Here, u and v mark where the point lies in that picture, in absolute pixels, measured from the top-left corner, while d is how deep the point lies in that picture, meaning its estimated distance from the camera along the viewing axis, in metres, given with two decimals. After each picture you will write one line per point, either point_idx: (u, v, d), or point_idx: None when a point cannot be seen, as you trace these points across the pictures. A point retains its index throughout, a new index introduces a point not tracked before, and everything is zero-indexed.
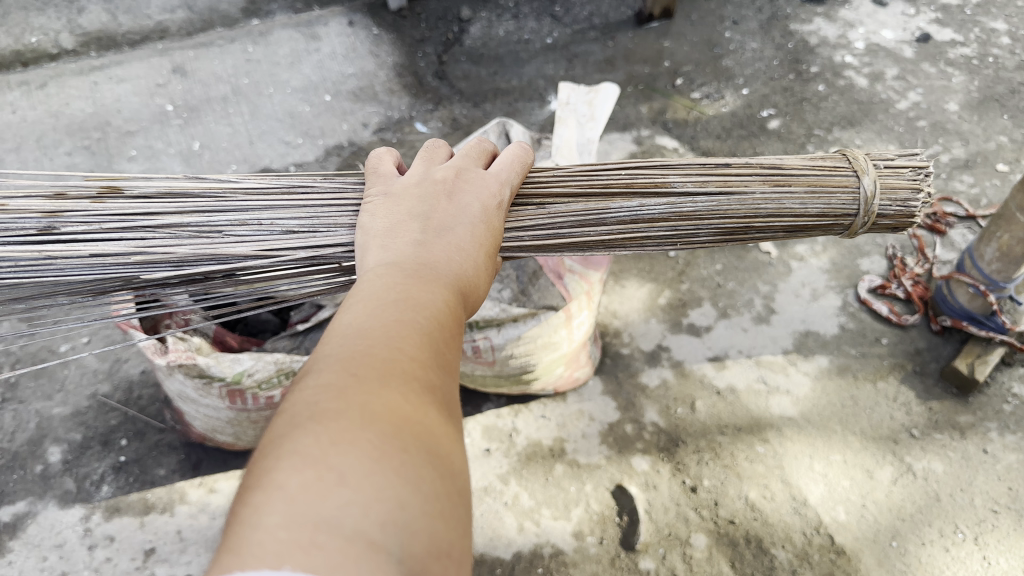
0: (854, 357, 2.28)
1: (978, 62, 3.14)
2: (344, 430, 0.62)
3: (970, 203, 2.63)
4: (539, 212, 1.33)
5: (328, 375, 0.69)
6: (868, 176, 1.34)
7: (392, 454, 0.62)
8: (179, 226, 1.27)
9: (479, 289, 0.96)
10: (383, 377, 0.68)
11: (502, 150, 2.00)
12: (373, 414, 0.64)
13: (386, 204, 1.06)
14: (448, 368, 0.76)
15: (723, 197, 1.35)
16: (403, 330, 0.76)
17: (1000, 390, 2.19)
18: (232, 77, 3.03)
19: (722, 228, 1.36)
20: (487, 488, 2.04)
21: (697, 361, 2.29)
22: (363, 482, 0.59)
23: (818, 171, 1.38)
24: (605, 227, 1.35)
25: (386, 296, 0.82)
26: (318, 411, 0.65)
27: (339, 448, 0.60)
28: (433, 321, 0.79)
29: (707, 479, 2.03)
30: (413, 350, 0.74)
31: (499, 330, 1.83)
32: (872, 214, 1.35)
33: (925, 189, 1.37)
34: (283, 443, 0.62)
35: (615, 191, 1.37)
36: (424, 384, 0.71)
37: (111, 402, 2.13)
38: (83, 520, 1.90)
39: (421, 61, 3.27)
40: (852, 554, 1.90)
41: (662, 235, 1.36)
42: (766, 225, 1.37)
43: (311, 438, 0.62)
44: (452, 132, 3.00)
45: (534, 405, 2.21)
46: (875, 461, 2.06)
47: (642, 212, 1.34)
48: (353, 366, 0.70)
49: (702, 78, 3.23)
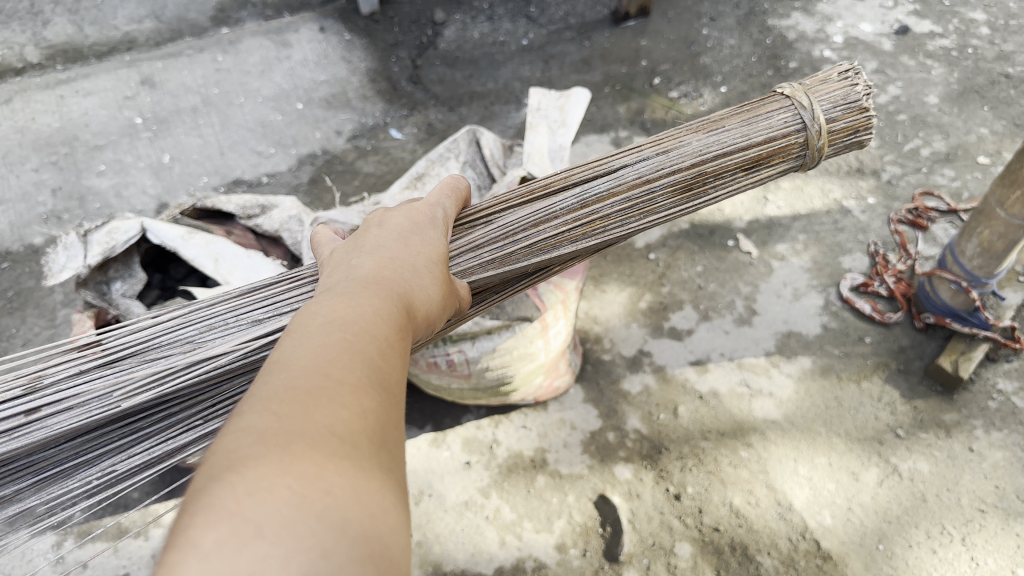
0: (838, 357, 2.26)
1: (958, 53, 3.11)
2: (261, 477, 0.55)
3: (952, 197, 2.60)
4: (489, 228, 1.31)
5: (244, 418, 0.62)
6: (801, 99, 1.28)
7: (314, 498, 0.55)
8: (154, 355, 1.19)
9: (429, 303, 0.90)
10: (304, 410, 0.62)
11: (472, 159, 2.00)
12: (293, 455, 0.57)
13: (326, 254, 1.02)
14: (387, 386, 0.70)
15: (663, 156, 1.31)
16: (330, 353, 0.69)
17: (986, 387, 2.16)
18: (202, 87, 3.01)
19: (675, 183, 1.30)
20: (467, 502, 2.02)
21: (678, 366, 2.27)
22: (282, 532, 0.52)
23: (747, 109, 1.34)
24: (559, 221, 1.31)
25: (316, 320, 0.75)
26: (234, 458, 0.58)
27: (254, 497, 0.54)
28: (364, 338, 0.73)
29: (691, 485, 2.01)
30: (340, 373, 0.67)
31: (473, 343, 1.84)
32: (816, 129, 1.27)
33: (860, 82, 1.30)
34: (194, 500, 0.55)
35: (558, 190, 1.35)
36: (353, 409, 0.64)
37: None
38: (55, 547, 1.88)
39: (395, 66, 3.26)
40: (838, 560, 1.87)
41: (618, 208, 1.30)
42: (717, 166, 1.30)
43: (224, 489, 0.55)
44: (428, 137, 3.03)
45: (514, 416, 2.19)
46: (860, 463, 2.03)
47: (587, 196, 1.31)
48: (272, 403, 0.63)
49: (680, 77, 3.22)
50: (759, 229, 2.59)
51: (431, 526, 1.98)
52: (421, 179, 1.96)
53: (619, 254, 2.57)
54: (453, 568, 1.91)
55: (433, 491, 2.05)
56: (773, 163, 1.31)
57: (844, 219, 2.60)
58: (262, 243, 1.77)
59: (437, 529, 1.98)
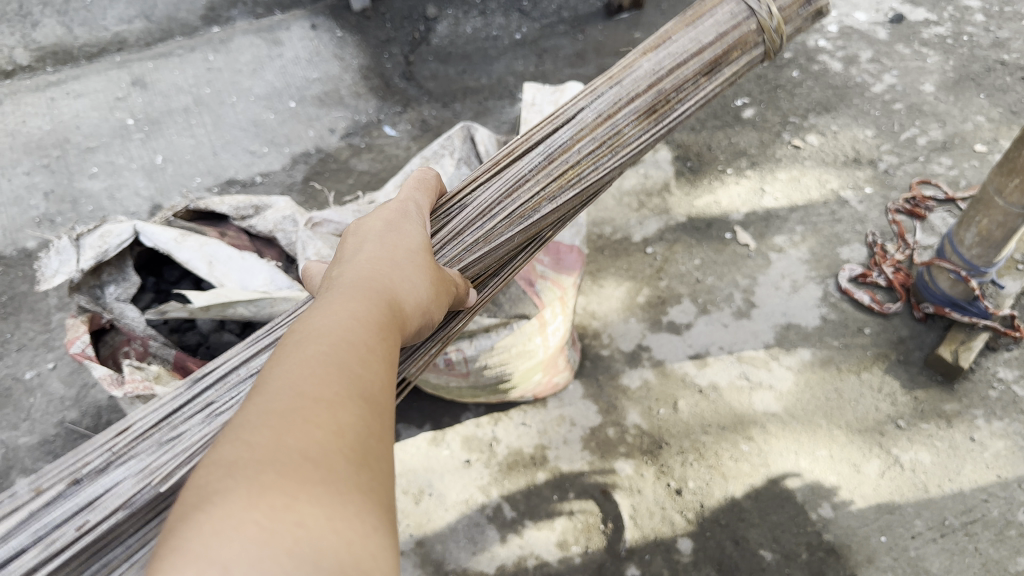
0: (837, 348, 2.25)
1: (953, 41, 3.10)
2: (228, 512, 0.53)
3: (949, 185, 2.59)
4: (461, 210, 1.19)
5: (212, 453, 0.60)
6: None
7: (281, 534, 0.52)
8: None
9: (418, 301, 0.87)
10: (275, 435, 0.59)
11: (466, 155, 1.98)
12: (260, 486, 0.55)
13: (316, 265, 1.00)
14: (368, 399, 0.67)
15: (617, 86, 1.20)
16: (303, 372, 0.66)
17: (985, 376, 2.15)
18: (194, 87, 2.99)
19: (640, 109, 1.19)
20: (468, 501, 2.01)
21: (677, 360, 2.26)
22: (247, 572, 0.49)
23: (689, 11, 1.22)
24: (532, 182, 1.19)
25: (291, 340, 0.73)
26: (200, 498, 0.55)
27: (218, 538, 0.51)
28: (339, 351, 0.70)
29: (692, 480, 2.00)
30: (314, 391, 0.64)
31: (471, 341, 1.83)
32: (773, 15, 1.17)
33: None
34: (159, 549, 0.53)
35: (518, 152, 1.23)
36: (330, 428, 0.62)
37: (80, 429, 2.09)
38: None
39: (387, 62, 3.27)
40: (841, 552, 1.86)
41: (591, 155, 1.19)
42: (679, 81, 1.19)
43: (190, 531, 0.53)
44: (421, 133, 3.04)
45: (513, 413, 2.18)
46: (861, 454, 2.02)
47: (553, 149, 1.20)
48: (241, 432, 0.61)
49: None
50: (756, 221, 2.58)
51: (432, 525, 1.97)
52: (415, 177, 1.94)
53: (616, 249, 2.56)
54: (455, 567, 1.90)
55: (433, 491, 2.03)
56: (735, 58, 1.20)
57: (841, 209, 2.58)
58: (257, 244, 1.75)
59: (438, 528, 1.96)
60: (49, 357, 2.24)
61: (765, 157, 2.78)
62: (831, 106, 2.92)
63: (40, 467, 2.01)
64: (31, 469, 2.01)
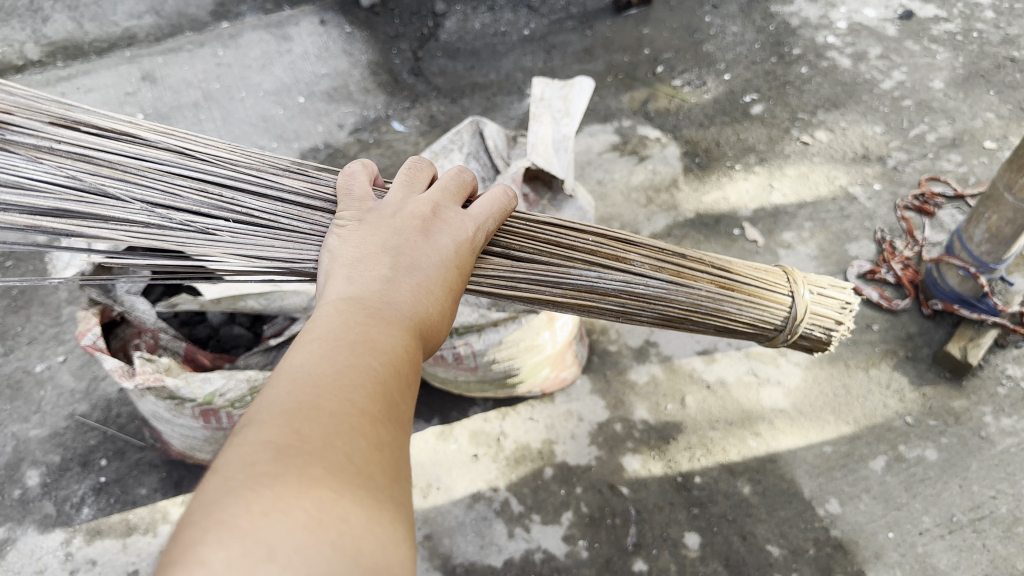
0: (846, 345, 2.25)
1: (963, 38, 3.09)
2: (276, 501, 0.62)
3: (959, 182, 2.59)
4: (505, 265, 1.24)
5: (261, 433, 0.69)
6: (799, 295, 1.36)
7: (327, 525, 0.62)
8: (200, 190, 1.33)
9: (441, 330, 0.98)
10: (326, 436, 0.69)
11: (475, 150, 1.98)
12: (310, 480, 0.65)
13: (356, 229, 1.06)
14: (401, 422, 0.77)
15: (675, 287, 1.29)
16: (353, 382, 0.76)
17: (994, 373, 2.15)
18: (203, 82, 3.00)
19: (664, 316, 1.31)
20: (475, 495, 2.02)
21: (685, 355, 2.26)
22: (292, 557, 0.59)
23: (760, 284, 1.36)
24: (560, 289, 1.26)
25: (341, 340, 0.82)
26: (254, 474, 0.64)
27: (271, 517, 0.61)
28: (383, 369, 0.80)
29: (699, 475, 2.00)
30: (362, 404, 0.74)
31: (479, 335, 1.82)
32: (796, 332, 1.37)
33: (848, 321, 1.40)
34: (216, 506, 0.62)
35: (580, 254, 1.28)
36: (370, 440, 0.71)
37: (90, 422, 2.10)
38: (64, 545, 1.88)
39: (395, 59, 3.28)
40: (848, 548, 1.86)
41: (610, 309, 1.28)
42: (703, 324, 1.34)
43: (239, 508, 0.61)
44: (430, 128, 3.04)
45: (521, 408, 2.18)
46: (869, 450, 2.02)
47: (599, 284, 1.26)
48: (295, 421, 0.70)
49: (683, 65, 3.21)
50: (765, 218, 2.58)
51: (440, 519, 1.98)
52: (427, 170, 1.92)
53: None
54: (463, 560, 1.91)
55: (441, 484, 2.04)
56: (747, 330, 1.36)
57: (850, 206, 2.58)
58: None
59: (446, 522, 1.97)
60: (59, 350, 2.25)
61: (774, 153, 2.77)
62: (840, 102, 2.91)
63: (50, 460, 2.03)
64: (42, 461, 2.02)
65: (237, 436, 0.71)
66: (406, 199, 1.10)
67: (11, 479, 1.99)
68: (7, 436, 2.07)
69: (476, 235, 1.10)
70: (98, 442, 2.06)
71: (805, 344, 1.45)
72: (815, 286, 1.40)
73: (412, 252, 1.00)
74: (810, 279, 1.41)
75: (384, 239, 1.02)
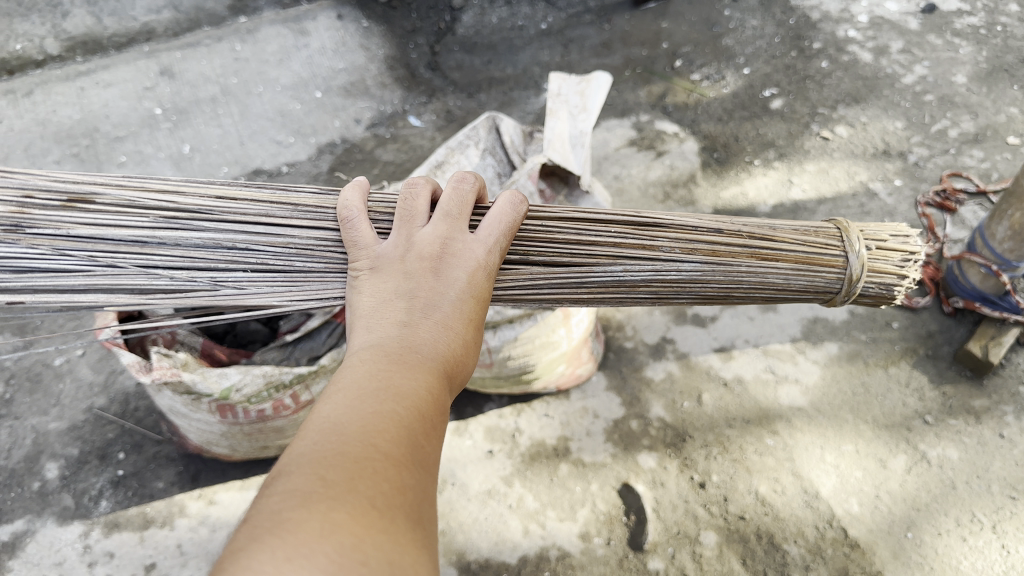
0: (865, 342, 2.22)
1: (986, 32, 3.04)
2: (300, 544, 0.62)
3: (981, 178, 2.55)
4: (520, 275, 1.26)
5: (286, 485, 0.69)
6: (857, 255, 1.29)
7: (350, 568, 0.62)
8: (214, 246, 1.29)
9: (465, 368, 0.98)
10: (349, 481, 0.69)
11: (491, 146, 1.99)
12: (333, 524, 0.64)
13: (373, 280, 1.07)
14: (425, 466, 0.77)
15: (709, 267, 1.28)
16: (376, 429, 0.77)
17: (1016, 372, 2.12)
18: (221, 77, 3.01)
19: (702, 295, 1.32)
20: (490, 491, 2.02)
21: (702, 353, 2.25)
22: None
23: (808, 248, 1.31)
24: (585, 288, 1.29)
25: (364, 388, 0.83)
26: (280, 521, 0.65)
27: (295, 561, 0.61)
28: (406, 413, 0.80)
29: (716, 474, 1.99)
30: (386, 450, 0.74)
31: (495, 333, 1.82)
32: (854, 294, 1.31)
33: (909, 276, 1.33)
34: (244, 552, 0.62)
35: (601, 250, 1.29)
36: (393, 483, 0.72)
37: (108, 415, 2.11)
38: (83, 537, 1.89)
39: (412, 53, 3.29)
40: (866, 548, 1.84)
41: (642, 296, 1.31)
42: (747, 295, 1.33)
43: (263, 552, 0.61)
44: (446, 123, 3.04)
45: (536, 404, 2.19)
46: (888, 450, 2.00)
47: (626, 278, 1.28)
48: (320, 471, 0.70)
49: (702, 58, 3.18)
50: (783, 214, 2.55)
51: (454, 515, 1.98)
52: (442, 167, 1.91)
53: None
54: (477, 557, 1.91)
55: (456, 480, 2.05)
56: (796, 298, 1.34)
57: (870, 202, 2.54)
58: None
59: (460, 518, 1.98)
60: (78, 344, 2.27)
61: (793, 149, 2.75)
62: (861, 97, 2.88)
63: (69, 453, 2.04)
64: (60, 454, 2.04)
65: (266, 488, 0.71)
66: None
67: (31, 472, 2.01)
68: (27, 429, 2.09)
69: (490, 264, 1.10)
70: (116, 436, 2.07)
71: (869, 301, 1.39)
72: (874, 240, 1.32)
73: (429, 294, 1.01)
74: (867, 231, 1.34)
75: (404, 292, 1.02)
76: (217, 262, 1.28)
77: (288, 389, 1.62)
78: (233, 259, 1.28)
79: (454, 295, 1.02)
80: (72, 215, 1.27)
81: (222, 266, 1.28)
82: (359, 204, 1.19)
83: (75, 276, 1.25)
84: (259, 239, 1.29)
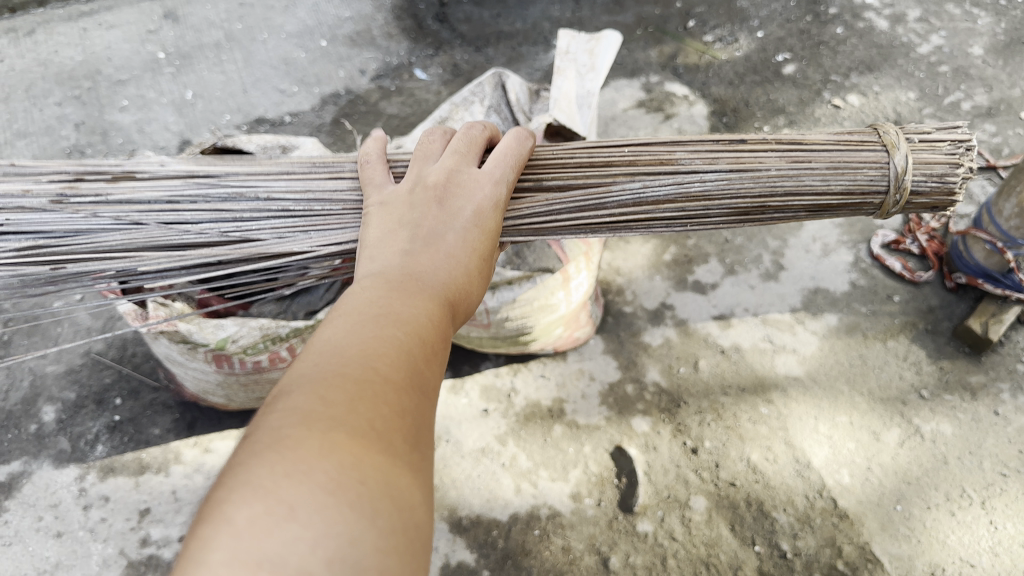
0: (865, 315, 2.22)
1: (1006, 2, 2.98)
2: (297, 462, 0.63)
3: (991, 154, 2.52)
4: (538, 199, 1.27)
5: (288, 403, 0.70)
6: (899, 151, 1.23)
7: (346, 486, 0.62)
8: (240, 198, 1.41)
9: (468, 296, 0.97)
10: (349, 402, 0.69)
11: (498, 103, 1.96)
12: (332, 445, 0.65)
13: (378, 212, 1.06)
14: (424, 390, 0.77)
15: (735, 175, 1.26)
16: (377, 353, 0.76)
17: (1015, 350, 2.11)
18: (225, 22, 2.98)
19: (735, 207, 1.28)
20: (485, 449, 2.03)
21: (701, 320, 2.24)
22: (310, 516, 0.60)
23: (841, 146, 1.27)
24: (607, 210, 1.29)
25: (365, 313, 0.82)
26: (280, 437, 0.66)
27: (293, 478, 0.62)
28: (408, 339, 0.80)
29: (708, 440, 2.00)
30: (387, 373, 0.74)
31: (493, 294, 1.79)
32: (905, 192, 1.23)
33: (965, 164, 1.24)
34: (242, 467, 0.63)
35: (617, 169, 1.30)
36: (393, 408, 0.71)
37: (105, 360, 2.11)
38: (78, 480, 1.91)
39: (421, 3, 3.24)
40: (854, 518, 1.86)
41: (668, 215, 1.29)
42: (785, 205, 1.28)
43: (261, 469, 0.63)
44: (452, 77, 2.99)
45: (533, 365, 2.19)
46: (882, 423, 2.01)
47: (646, 194, 1.27)
48: (320, 391, 0.71)
49: (716, 19, 3.13)
50: None
51: (448, 471, 2.00)
52: (444, 123, 1.90)
53: None
54: (468, 513, 1.93)
55: (451, 437, 2.06)
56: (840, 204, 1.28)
57: None
58: None
59: (454, 474, 1.99)
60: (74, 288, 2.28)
61: (803, 117, 2.71)
62: (874, 66, 2.83)
63: (66, 397, 2.05)
64: (58, 397, 2.05)
65: (269, 406, 0.72)
66: (427, 176, 1.08)
67: (27, 414, 2.02)
68: (25, 371, 2.09)
69: (495, 195, 1.09)
70: (113, 381, 2.08)
71: (925, 206, 1.29)
72: (915, 136, 1.27)
73: (434, 226, 1.00)
74: (908, 132, 1.29)
75: (409, 220, 1.01)
76: (247, 214, 1.40)
77: (285, 342, 1.61)
78: (258, 208, 1.40)
79: (459, 227, 1.01)
80: (115, 184, 1.39)
81: (247, 215, 1.40)
82: (377, 153, 1.22)
83: (114, 235, 1.37)
84: (282, 191, 1.42)
